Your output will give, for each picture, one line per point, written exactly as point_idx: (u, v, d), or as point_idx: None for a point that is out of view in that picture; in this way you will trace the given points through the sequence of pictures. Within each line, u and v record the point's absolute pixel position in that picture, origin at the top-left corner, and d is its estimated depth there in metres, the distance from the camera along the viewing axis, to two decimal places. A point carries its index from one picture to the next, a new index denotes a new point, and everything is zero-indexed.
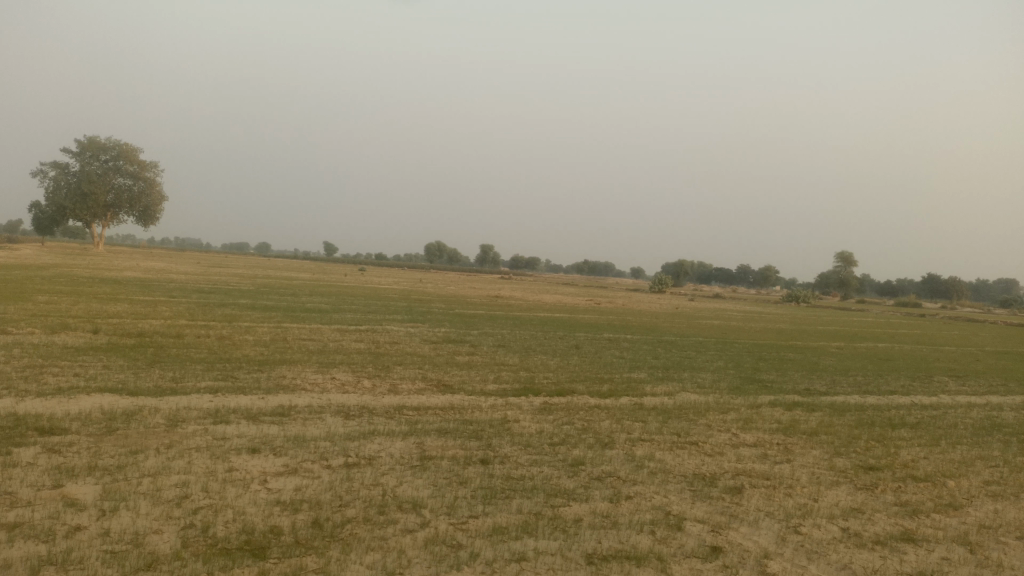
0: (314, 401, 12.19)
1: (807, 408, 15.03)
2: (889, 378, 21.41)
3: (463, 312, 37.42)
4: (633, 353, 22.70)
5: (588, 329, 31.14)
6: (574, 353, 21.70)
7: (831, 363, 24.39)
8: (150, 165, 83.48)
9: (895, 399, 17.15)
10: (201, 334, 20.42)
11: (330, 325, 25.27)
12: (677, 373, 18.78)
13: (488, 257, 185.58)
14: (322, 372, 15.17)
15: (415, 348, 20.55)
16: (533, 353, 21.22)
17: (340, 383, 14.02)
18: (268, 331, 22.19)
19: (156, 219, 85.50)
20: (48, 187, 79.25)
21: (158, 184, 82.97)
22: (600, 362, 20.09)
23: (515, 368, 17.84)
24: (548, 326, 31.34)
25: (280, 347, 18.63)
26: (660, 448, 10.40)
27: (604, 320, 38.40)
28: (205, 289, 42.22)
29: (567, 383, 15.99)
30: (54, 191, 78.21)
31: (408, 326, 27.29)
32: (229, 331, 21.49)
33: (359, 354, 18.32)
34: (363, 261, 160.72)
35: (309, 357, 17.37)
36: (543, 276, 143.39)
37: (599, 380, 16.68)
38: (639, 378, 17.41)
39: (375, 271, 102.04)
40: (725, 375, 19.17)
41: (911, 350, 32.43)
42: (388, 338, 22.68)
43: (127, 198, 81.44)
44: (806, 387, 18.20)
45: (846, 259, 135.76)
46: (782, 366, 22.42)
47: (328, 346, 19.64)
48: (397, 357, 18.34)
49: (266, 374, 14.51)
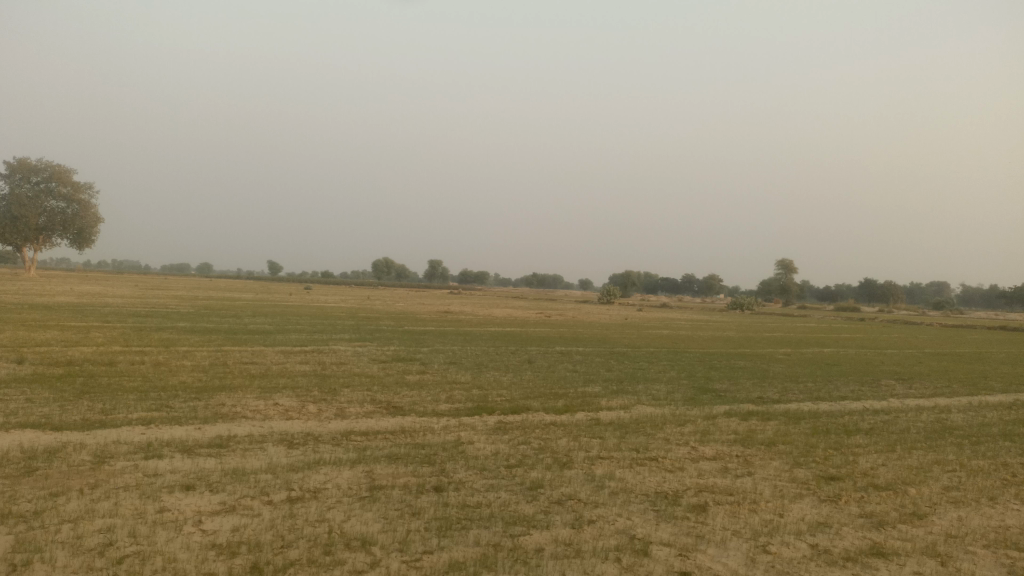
0: (255, 429, 11.52)
1: (763, 417, 14.92)
2: (838, 383, 21.58)
3: (412, 329, 36.74)
4: (586, 367, 22.43)
5: (539, 343, 30.81)
6: (527, 369, 21.30)
7: (781, 370, 24.54)
8: (84, 186, 80.62)
9: (847, 405, 17.19)
10: (136, 360, 19.39)
11: (274, 348, 24.37)
12: (631, 386, 18.55)
13: (437, 273, 184.43)
14: (265, 398, 14.45)
15: (364, 369, 19.88)
16: (485, 369, 20.75)
17: (284, 409, 13.35)
18: (208, 355, 21.25)
19: (92, 242, 82.49)
20: None
21: (92, 206, 80.14)
22: (553, 376, 19.74)
23: (467, 386, 17.36)
24: (499, 341, 30.93)
25: (220, 373, 17.79)
26: (619, 466, 10.07)
27: (555, 333, 38.17)
28: (142, 313, 40.60)
29: (521, 400, 15.56)
30: None
31: (356, 345, 26.55)
32: (166, 357, 20.49)
33: (304, 377, 17.60)
34: (308, 279, 158.01)
35: (251, 382, 16.60)
36: (493, 291, 143.05)
37: (554, 396, 16.30)
38: (594, 392, 17.10)
39: (321, 289, 100.20)
40: (679, 386, 19.01)
41: (856, 355, 32.98)
42: (335, 358, 21.95)
43: (60, 220, 78.42)
44: (760, 395, 18.14)
45: (787, 266, 138.97)
46: (734, 375, 22.41)
47: (272, 369, 18.85)
48: (344, 379, 17.68)
49: (204, 402, 13.74)
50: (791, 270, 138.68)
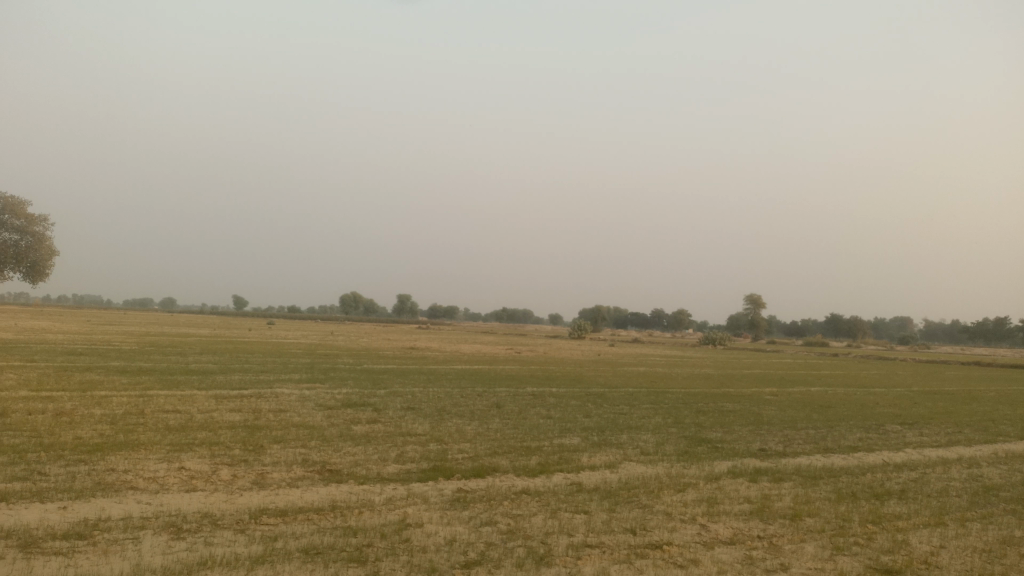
0: (136, 510, 8.80)
1: (774, 478, 12.58)
2: (841, 430, 19.30)
3: (371, 368, 33.91)
4: (561, 412, 19.97)
5: (508, 383, 28.18)
6: (494, 415, 18.77)
7: (775, 414, 22.24)
8: (38, 218, 76.72)
9: (863, 459, 14.94)
10: (34, 410, 16.39)
11: (209, 392, 21.47)
12: (613, 436, 16.09)
13: (405, 307, 181.17)
14: (169, 461, 11.70)
15: (305, 417, 17.16)
16: (446, 416, 18.19)
17: (187, 477, 10.65)
18: (126, 402, 18.31)
19: (45, 276, 78.28)
20: None
21: (47, 239, 76.18)
22: (523, 425, 17.18)
23: (424, 439, 14.74)
24: (465, 381, 28.34)
25: (129, 425, 14.93)
26: (614, 562, 7.57)
27: (525, 371, 35.55)
28: (77, 351, 37.21)
29: (486, 458, 13.02)
30: None
31: (304, 388, 23.70)
32: (74, 405, 17.52)
33: (230, 431, 14.83)
34: (275, 315, 154.00)
35: (161, 437, 13.79)
36: (463, 325, 139.93)
37: (525, 451, 13.79)
38: (572, 445, 14.58)
39: (285, 325, 96.59)
40: (668, 436, 16.57)
41: (844, 394, 30.89)
42: (274, 405, 19.18)
43: (11, 253, 74.33)
44: (761, 447, 15.82)
45: (755, 301, 138.44)
46: (725, 421, 20.01)
47: (194, 420, 16.03)
48: (277, 432, 14.94)
49: (88, 467, 10.96)
50: (759, 305, 138.04)
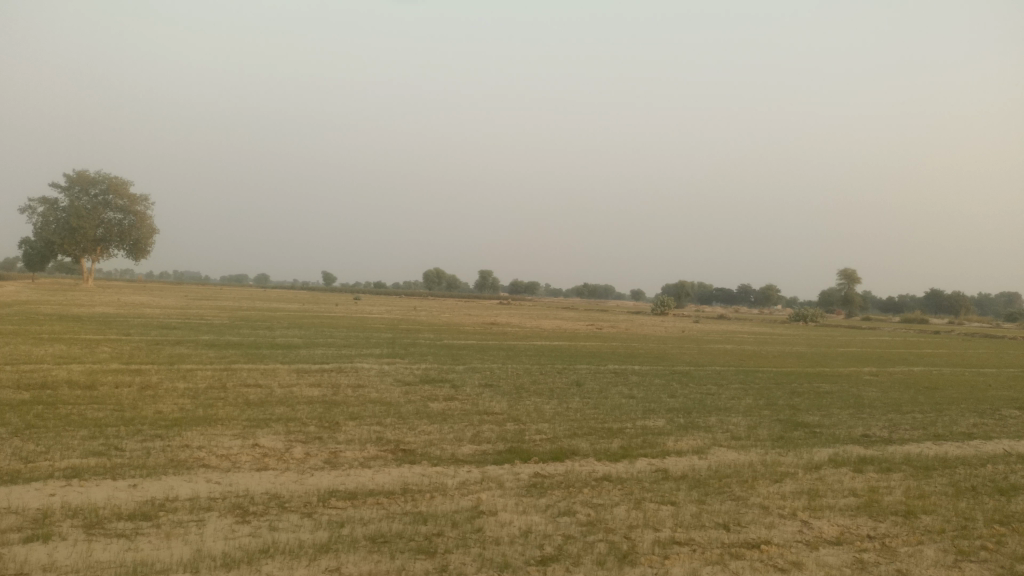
0: (204, 490, 8.59)
1: (882, 469, 11.49)
2: (953, 414, 17.75)
3: (451, 343, 33.73)
4: (644, 391, 19.15)
5: (590, 360, 27.41)
6: (574, 394, 18.12)
7: (876, 396, 20.73)
8: (139, 198, 80.10)
9: (981, 448, 13.58)
10: (122, 383, 16.71)
11: (291, 366, 21.60)
12: (701, 419, 15.17)
13: (487, 283, 181.95)
14: (244, 437, 11.55)
15: (382, 393, 16.94)
16: (525, 394, 17.66)
17: (260, 455, 10.44)
18: (210, 377, 18.53)
19: (147, 253, 81.90)
20: (36, 223, 76.13)
21: (148, 218, 79.53)
22: (605, 405, 16.45)
23: (501, 418, 14.22)
24: (545, 357, 27.84)
25: (210, 399, 15.02)
26: (705, 564, 6.82)
27: (607, 348, 34.66)
28: (172, 324, 38.55)
29: (566, 440, 12.39)
30: (42, 227, 75.09)
31: (384, 363, 23.63)
32: (161, 378, 17.84)
33: (307, 406, 14.70)
34: (361, 290, 157.43)
35: (239, 412, 13.74)
36: (544, 301, 139.14)
37: (607, 433, 13.10)
38: (657, 428, 13.77)
39: (370, 300, 98.27)
40: (761, 419, 15.55)
41: (951, 375, 28.74)
42: (353, 380, 19.08)
43: (116, 232, 77.99)
44: (865, 433, 14.62)
45: (849, 276, 132.45)
46: (822, 403, 18.72)
47: (273, 395, 16.02)
48: (353, 408, 14.71)
49: (164, 443, 10.90)
50: (853, 280, 131.96)
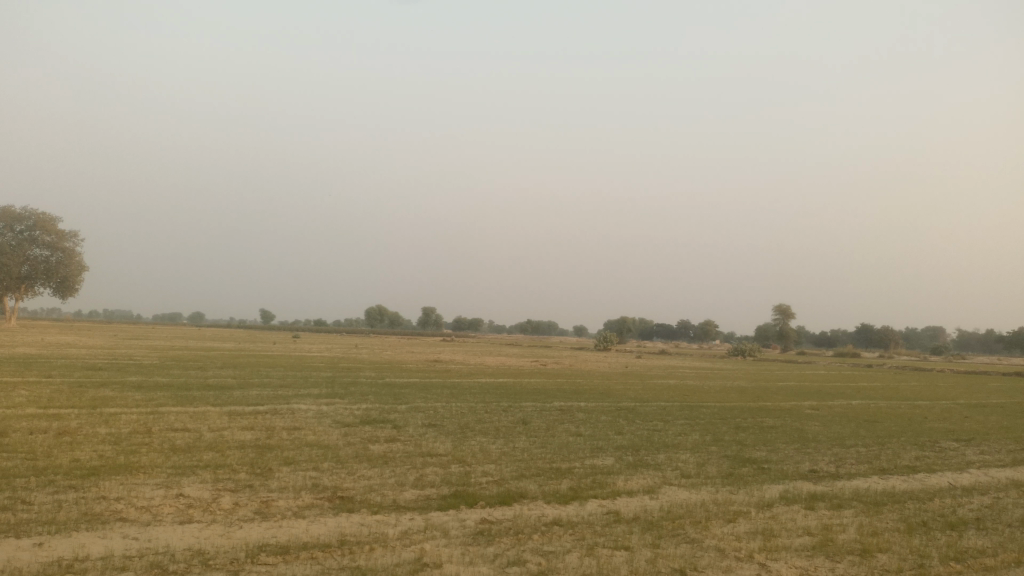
0: (120, 547, 7.84)
1: (833, 505, 11.35)
2: (895, 447, 17.91)
3: (393, 382, 32.91)
4: (591, 429, 18.81)
5: (534, 398, 27.00)
6: (520, 433, 17.68)
7: (819, 430, 20.84)
8: (68, 234, 77.13)
9: (926, 481, 13.62)
10: (37, 430, 15.56)
11: (224, 409, 20.59)
12: (650, 457, 14.87)
13: (429, 319, 180.57)
14: (168, 486, 10.73)
15: (320, 436, 16.18)
16: (470, 434, 17.14)
17: (185, 506, 9.67)
18: (134, 421, 17.44)
19: (75, 291, 78.53)
20: None
21: (77, 255, 76.53)
22: (551, 443, 16.04)
23: (444, 460, 13.66)
24: (489, 396, 27.30)
25: (133, 446, 14.05)
26: None
27: (552, 385, 34.31)
28: (98, 365, 36.76)
29: (513, 482, 11.93)
30: None
31: (322, 404, 22.77)
32: (80, 423, 16.69)
33: (238, 452, 13.88)
34: (300, 328, 154.16)
35: (165, 459, 12.85)
36: (488, 338, 138.53)
37: (555, 474, 12.68)
38: (605, 467, 13.43)
39: (310, 338, 96.11)
40: (709, 456, 15.35)
41: (888, 408, 29.27)
42: (289, 422, 18.24)
43: (42, 269, 74.76)
44: (812, 468, 14.55)
45: (784, 311, 135.80)
46: (768, 438, 18.68)
47: (203, 439, 15.13)
48: (288, 452, 13.96)
49: (78, 495, 10.03)
50: (788, 315, 135.27)
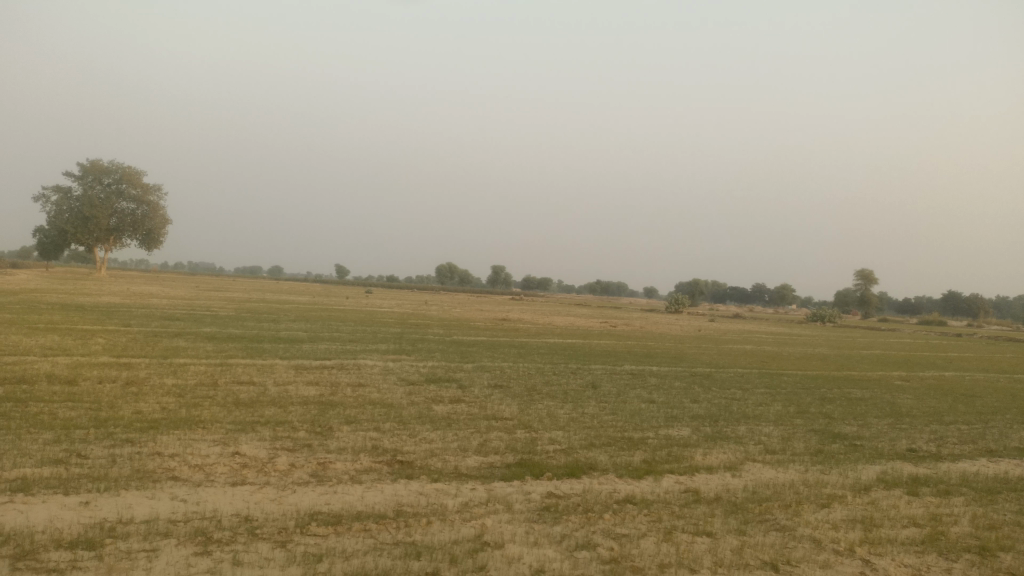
0: (167, 510, 7.42)
1: (940, 491, 10.18)
2: (1001, 426, 16.38)
3: (461, 340, 32.50)
4: (665, 395, 17.89)
5: (604, 360, 26.11)
6: (590, 397, 16.89)
7: (912, 404, 19.35)
8: (152, 188, 79.26)
9: None
10: (107, 379, 15.59)
11: (291, 362, 20.45)
12: (729, 429, 13.87)
13: (499, 277, 180.71)
14: (225, 443, 10.36)
15: (384, 394, 15.76)
16: (537, 397, 16.45)
17: (239, 466, 9.24)
18: (202, 372, 17.39)
19: (160, 243, 81.18)
20: (49, 212, 75.57)
21: (161, 208, 78.71)
22: (623, 410, 15.20)
23: (510, 425, 13.01)
24: (558, 356, 26.59)
25: (196, 399, 13.85)
26: None
27: (622, 347, 33.35)
28: (175, 316, 37.64)
29: (583, 452, 11.16)
30: (55, 216, 74.51)
31: (388, 361, 22.45)
32: (149, 374, 16.70)
33: (300, 408, 13.52)
34: (373, 283, 156.53)
35: (226, 414, 12.57)
36: (557, 297, 137.69)
37: (628, 444, 11.86)
38: (682, 438, 12.53)
39: (381, 293, 97.21)
40: (795, 430, 14.25)
41: (986, 381, 27.24)
42: (353, 378, 17.92)
43: (129, 222, 77.26)
44: (912, 447, 13.30)
45: (867, 277, 130.12)
46: (857, 412, 17.38)
47: (267, 394, 14.87)
48: (350, 411, 13.54)
49: (133, 449, 9.74)
50: (870, 280, 129.64)
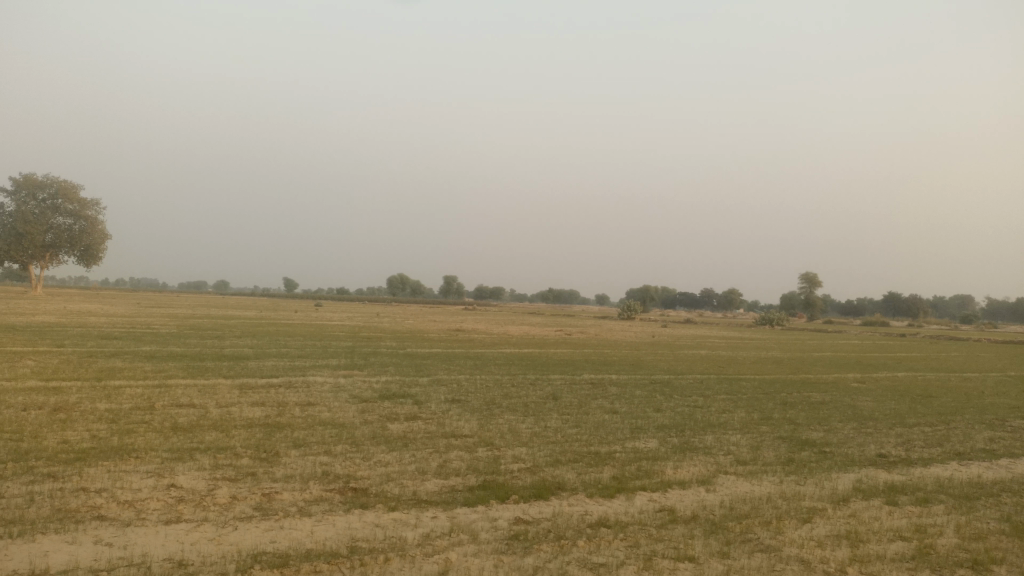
0: (88, 557, 6.53)
1: (919, 500, 9.84)
2: (963, 427, 16.32)
3: (415, 353, 31.62)
4: (627, 405, 17.42)
5: (562, 370, 25.58)
6: (552, 410, 16.31)
7: (873, 407, 19.25)
8: (90, 202, 76.32)
9: (1012, 469, 12.06)
10: (33, 405, 14.41)
11: (236, 381, 19.39)
12: (697, 439, 13.42)
13: (451, 288, 179.46)
14: (159, 475, 9.43)
15: (335, 414, 14.91)
16: (497, 411, 15.79)
17: (175, 502, 8.35)
18: (138, 395, 16.27)
19: (98, 259, 78.14)
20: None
21: (100, 223, 75.83)
22: (587, 423, 14.63)
23: (470, 442, 12.33)
24: (515, 367, 25.98)
25: (130, 425, 12.82)
26: None
27: (579, 356, 32.88)
28: (113, 335, 35.88)
29: (550, 470, 10.54)
30: None
31: (339, 377, 21.53)
32: (80, 398, 15.54)
33: (245, 432, 12.62)
34: (323, 296, 153.90)
35: (162, 441, 11.60)
36: (510, 306, 137.15)
37: (596, 459, 11.29)
38: (651, 451, 12.01)
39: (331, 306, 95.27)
40: (762, 437, 13.88)
41: (938, 381, 27.52)
42: (302, 397, 17.01)
43: (66, 237, 74.23)
44: (881, 453, 13.03)
45: (811, 280, 132.74)
46: (821, 416, 17.17)
47: (208, 417, 13.90)
48: (299, 433, 12.68)
49: (55, 485, 8.77)
50: (814, 284, 132.25)
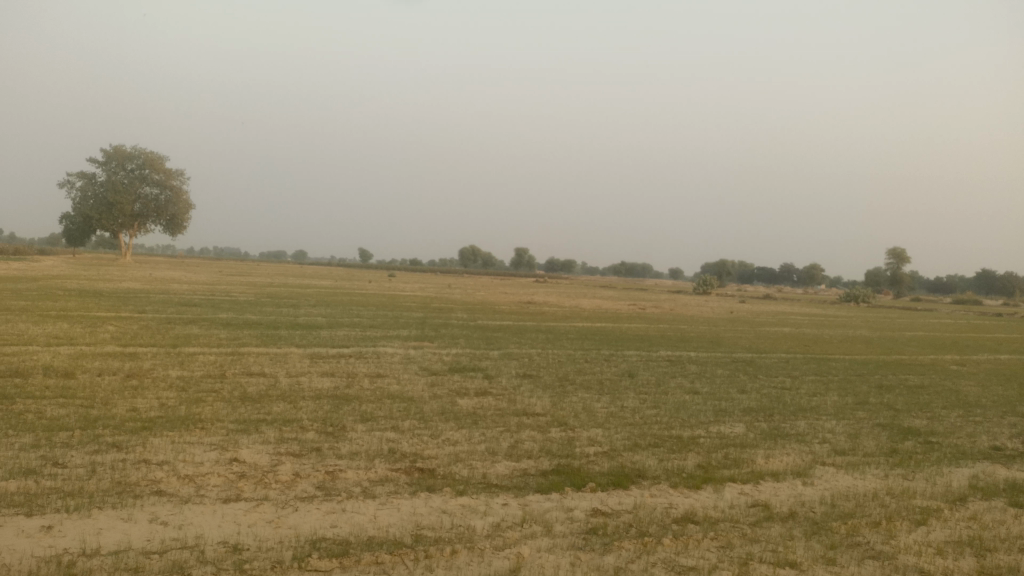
0: (141, 538, 6.19)
1: None
2: None
3: (485, 325, 31.22)
4: (709, 385, 16.48)
5: (638, 346, 24.70)
6: (628, 388, 15.53)
7: (978, 392, 17.73)
8: (176, 173, 78.63)
9: None
10: (109, 371, 14.49)
11: (307, 351, 19.27)
12: (787, 424, 12.44)
13: (523, 260, 179.11)
14: (223, 449, 9.13)
15: (404, 386, 14.50)
16: (571, 388, 15.11)
17: (236, 478, 8.00)
18: (211, 363, 16.25)
19: (183, 228, 80.61)
20: (74, 199, 75.28)
21: (185, 193, 78.13)
22: (666, 403, 13.80)
23: (544, 422, 11.70)
24: (589, 342, 25.21)
25: (200, 393, 12.69)
26: None
27: (654, 332, 31.81)
28: (195, 301, 36.72)
29: (630, 455, 9.81)
30: (80, 203, 74.19)
31: (410, 348, 21.21)
32: (154, 365, 15.57)
33: (312, 404, 12.29)
34: (397, 267, 155.89)
35: (229, 411, 11.38)
36: (582, 279, 135.72)
37: (678, 445, 10.49)
38: (738, 438, 11.12)
39: (404, 277, 96.07)
40: (860, 425, 12.79)
41: None
42: (372, 368, 16.68)
43: (153, 208, 76.78)
44: (997, 446, 11.78)
45: (898, 256, 126.80)
46: (922, 402, 15.85)
47: (277, 387, 13.68)
48: (366, 407, 12.30)
49: (118, 457, 8.55)
50: (901, 260, 126.28)
